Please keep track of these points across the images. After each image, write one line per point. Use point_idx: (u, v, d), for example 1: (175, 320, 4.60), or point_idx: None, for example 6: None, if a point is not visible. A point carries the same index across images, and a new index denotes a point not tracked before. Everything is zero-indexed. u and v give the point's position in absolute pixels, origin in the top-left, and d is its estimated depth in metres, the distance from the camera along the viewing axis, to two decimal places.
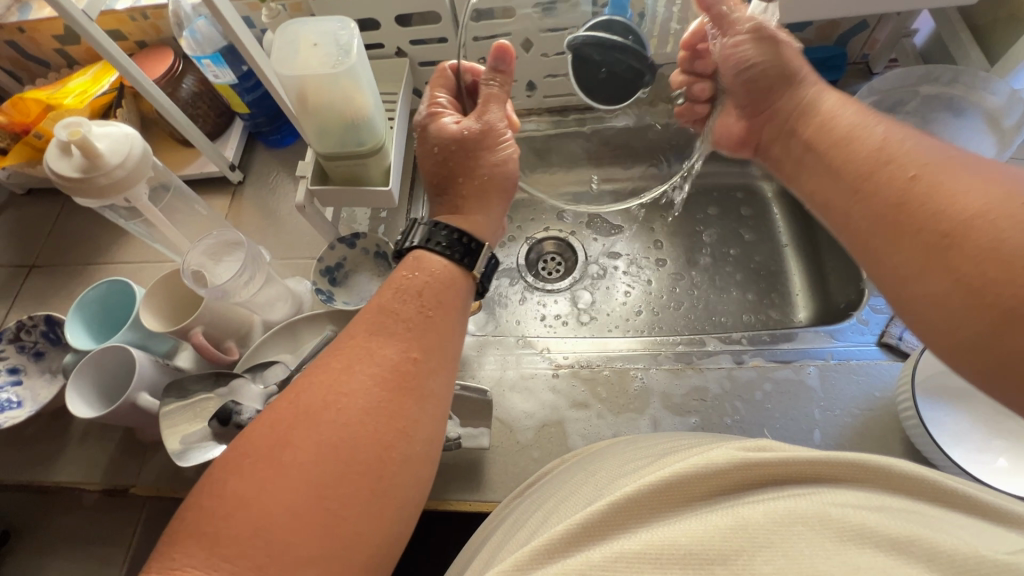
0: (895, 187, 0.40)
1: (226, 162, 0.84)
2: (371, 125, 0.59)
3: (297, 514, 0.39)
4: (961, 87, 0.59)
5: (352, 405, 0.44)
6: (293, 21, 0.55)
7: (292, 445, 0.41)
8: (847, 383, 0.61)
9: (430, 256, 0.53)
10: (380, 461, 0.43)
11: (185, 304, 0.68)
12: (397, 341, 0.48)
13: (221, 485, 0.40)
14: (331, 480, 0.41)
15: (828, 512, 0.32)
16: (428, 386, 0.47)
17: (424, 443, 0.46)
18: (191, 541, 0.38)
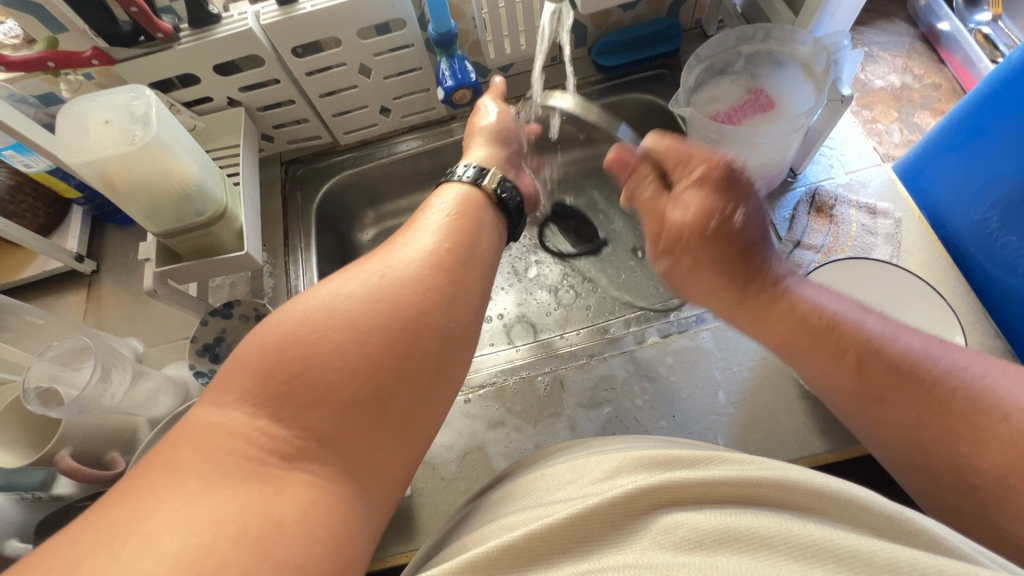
0: (897, 379, 0.39)
1: (70, 254, 0.76)
2: (205, 191, 0.54)
3: (352, 360, 0.37)
4: (775, 42, 0.62)
5: (403, 280, 0.42)
6: (77, 101, 0.50)
7: (349, 298, 0.40)
8: (740, 338, 0.63)
9: (476, 193, 0.55)
10: (425, 328, 0.40)
11: (44, 425, 0.61)
12: (426, 240, 0.46)
13: (271, 326, 0.38)
14: (377, 336, 0.38)
15: (785, 539, 0.30)
16: (466, 276, 0.46)
17: (462, 324, 0.43)
18: (241, 374, 0.36)
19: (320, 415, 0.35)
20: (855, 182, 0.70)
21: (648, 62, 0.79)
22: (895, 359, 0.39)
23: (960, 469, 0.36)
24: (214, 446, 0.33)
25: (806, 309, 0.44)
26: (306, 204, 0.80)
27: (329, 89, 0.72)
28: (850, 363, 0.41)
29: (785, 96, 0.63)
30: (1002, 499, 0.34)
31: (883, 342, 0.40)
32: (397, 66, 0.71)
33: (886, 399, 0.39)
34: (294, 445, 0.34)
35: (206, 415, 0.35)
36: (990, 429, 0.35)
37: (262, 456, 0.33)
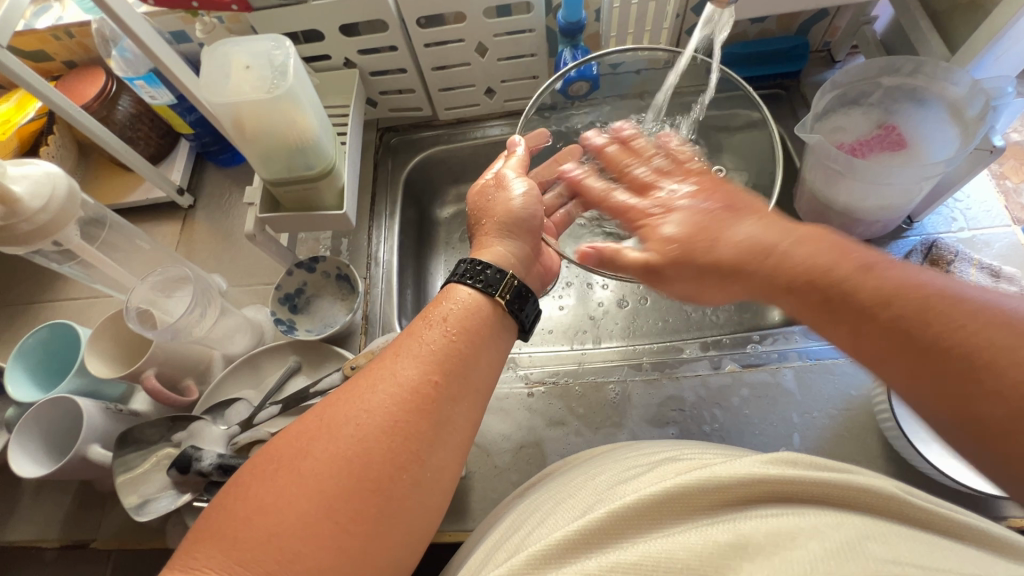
0: (894, 331, 0.33)
1: (173, 186, 0.80)
2: (319, 147, 0.56)
3: (309, 531, 0.34)
4: (923, 77, 0.58)
5: (363, 428, 0.38)
6: (224, 43, 0.52)
7: (310, 456, 0.37)
8: (824, 383, 0.60)
9: (461, 289, 0.48)
10: (389, 490, 0.37)
11: (134, 343, 0.64)
12: (419, 365, 0.42)
13: (248, 486, 0.36)
14: (343, 500, 0.36)
15: (822, 533, 0.30)
16: (451, 413, 0.41)
17: (438, 469, 0.40)
18: (211, 544, 0.34)
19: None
20: (977, 241, 0.66)
21: (766, 79, 0.77)
22: (884, 312, 0.33)
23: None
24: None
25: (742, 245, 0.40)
26: (396, 173, 0.82)
27: (441, 63, 0.72)
28: (780, 289, 0.38)
29: (919, 137, 0.59)
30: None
31: (858, 291, 0.34)
32: (512, 49, 0.70)
33: (892, 353, 0.33)
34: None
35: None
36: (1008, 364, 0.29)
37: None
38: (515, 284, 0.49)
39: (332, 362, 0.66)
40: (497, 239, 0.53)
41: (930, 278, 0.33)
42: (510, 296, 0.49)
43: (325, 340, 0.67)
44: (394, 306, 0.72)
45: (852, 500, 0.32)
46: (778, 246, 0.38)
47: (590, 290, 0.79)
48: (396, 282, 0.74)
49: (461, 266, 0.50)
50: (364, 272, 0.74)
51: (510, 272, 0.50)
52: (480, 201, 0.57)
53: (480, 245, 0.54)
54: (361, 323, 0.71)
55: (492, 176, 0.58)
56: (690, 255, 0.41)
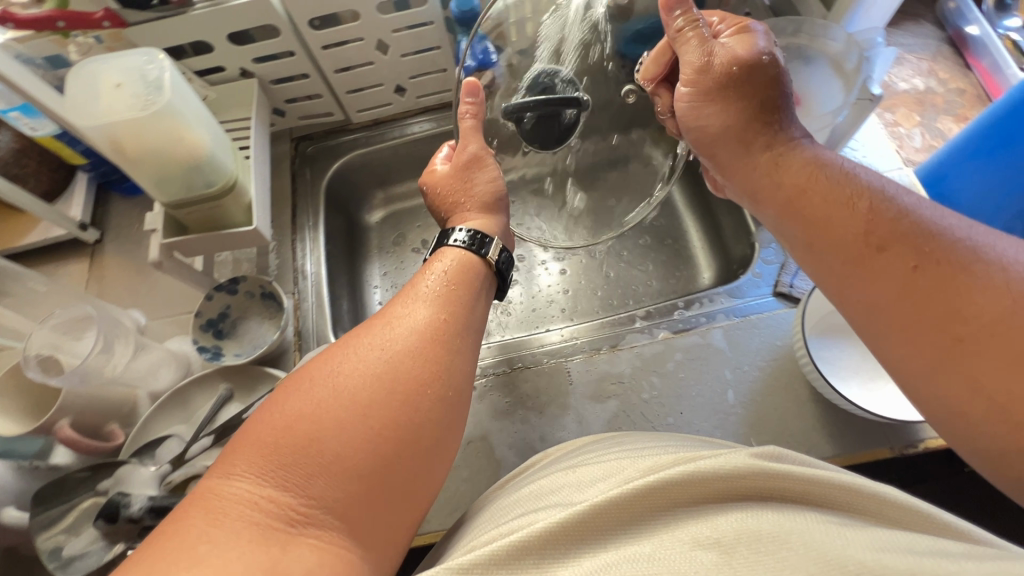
0: (861, 245, 0.40)
1: (74, 222, 0.74)
2: (216, 162, 0.53)
3: (350, 433, 0.36)
4: (805, 36, 0.60)
5: (394, 349, 0.42)
6: (90, 61, 0.49)
7: (342, 373, 0.39)
8: (752, 337, 0.63)
9: (451, 250, 0.53)
10: (419, 398, 0.40)
11: (42, 394, 0.60)
12: (426, 305, 0.46)
13: (275, 407, 0.38)
14: (379, 411, 0.38)
15: (809, 536, 0.29)
16: (462, 344, 0.45)
17: (458, 390, 0.43)
18: (249, 453, 0.35)
19: (331, 487, 0.35)
20: None
21: None
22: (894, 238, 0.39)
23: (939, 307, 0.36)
24: (231, 514, 0.32)
25: (797, 162, 0.47)
26: (315, 182, 0.79)
27: (344, 65, 0.70)
28: (786, 187, 0.47)
29: (809, 92, 0.61)
30: (981, 348, 0.34)
31: (887, 202, 0.41)
32: (415, 43, 0.69)
33: (858, 262, 0.40)
34: (298, 513, 0.33)
35: (214, 486, 0.34)
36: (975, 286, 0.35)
37: (267, 521, 0.32)
38: (497, 244, 0.54)
39: (265, 384, 0.64)
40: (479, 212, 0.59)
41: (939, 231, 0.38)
42: (497, 256, 0.54)
43: (256, 362, 0.65)
44: (328, 318, 0.70)
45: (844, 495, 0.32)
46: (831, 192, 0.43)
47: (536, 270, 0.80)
48: (327, 293, 0.72)
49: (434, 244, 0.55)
50: (291, 288, 0.72)
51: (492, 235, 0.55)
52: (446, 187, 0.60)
53: (462, 221, 0.59)
54: (293, 339, 0.68)
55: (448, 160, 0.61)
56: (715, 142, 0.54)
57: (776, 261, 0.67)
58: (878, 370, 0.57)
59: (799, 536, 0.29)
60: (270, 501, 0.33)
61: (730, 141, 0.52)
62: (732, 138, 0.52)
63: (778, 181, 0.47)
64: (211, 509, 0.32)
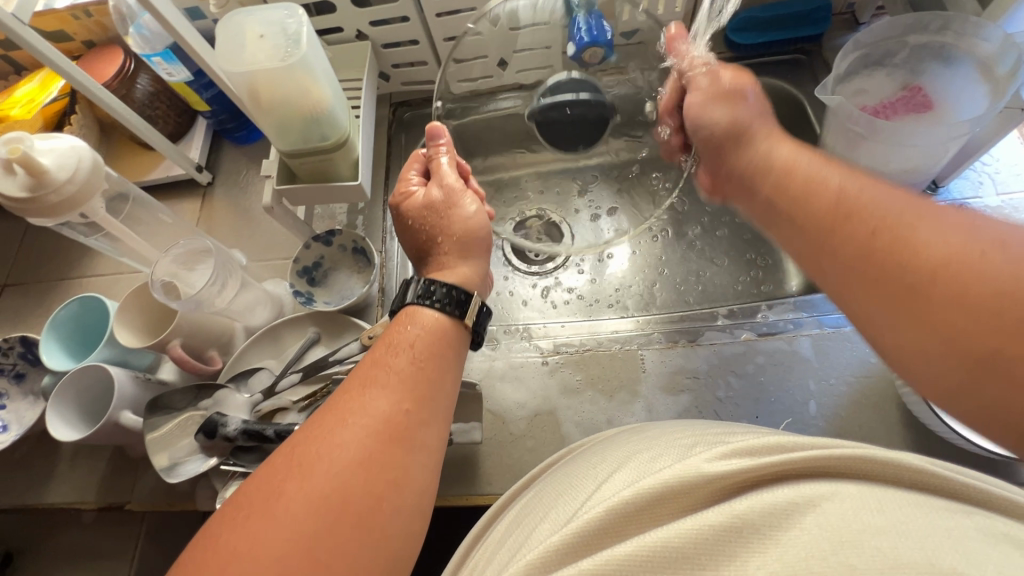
0: (982, 304, 0.32)
1: (192, 164, 0.81)
2: (334, 118, 0.56)
3: (282, 563, 0.35)
4: (952, 34, 0.56)
5: (339, 456, 0.39)
6: (238, 13, 0.53)
7: (285, 494, 0.37)
8: (842, 350, 0.60)
9: (424, 311, 0.49)
10: (369, 518, 0.38)
11: (160, 315, 0.66)
12: (393, 390, 0.43)
13: (220, 535, 0.36)
14: (325, 530, 0.36)
15: (832, 516, 0.30)
16: (421, 437, 0.43)
17: (415, 488, 0.41)
18: None
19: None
20: (1007, 206, 0.63)
21: (787, 45, 0.74)
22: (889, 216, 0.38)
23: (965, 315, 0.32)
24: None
25: (825, 208, 0.42)
26: (410, 147, 0.82)
27: (454, 33, 0.71)
28: (833, 259, 0.41)
29: (947, 97, 0.57)
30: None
31: (911, 259, 0.35)
32: (525, 16, 0.69)
33: (888, 296, 0.36)
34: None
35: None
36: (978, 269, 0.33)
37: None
38: (478, 304, 0.51)
39: (351, 332, 0.68)
40: (462, 260, 0.55)
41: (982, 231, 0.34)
42: (476, 317, 0.51)
43: (343, 311, 0.68)
44: (410, 278, 0.73)
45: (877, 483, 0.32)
46: (845, 194, 0.41)
47: (608, 257, 0.79)
48: (411, 255, 0.75)
49: (400, 299, 0.51)
50: (380, 246, 0.75)
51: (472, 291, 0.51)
52: (428, 217, 0.56)
53: (439, 266, 0.55)
54: (377, 295, 0.72)
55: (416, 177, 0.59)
56: (737, 179, 0.54)
57: None
58: None
59: (820, 515, 0.30)
60: None
61: (799, 234, 0.44)
62: (771, 167, 0.49)
63: (788, 225, 0.45)
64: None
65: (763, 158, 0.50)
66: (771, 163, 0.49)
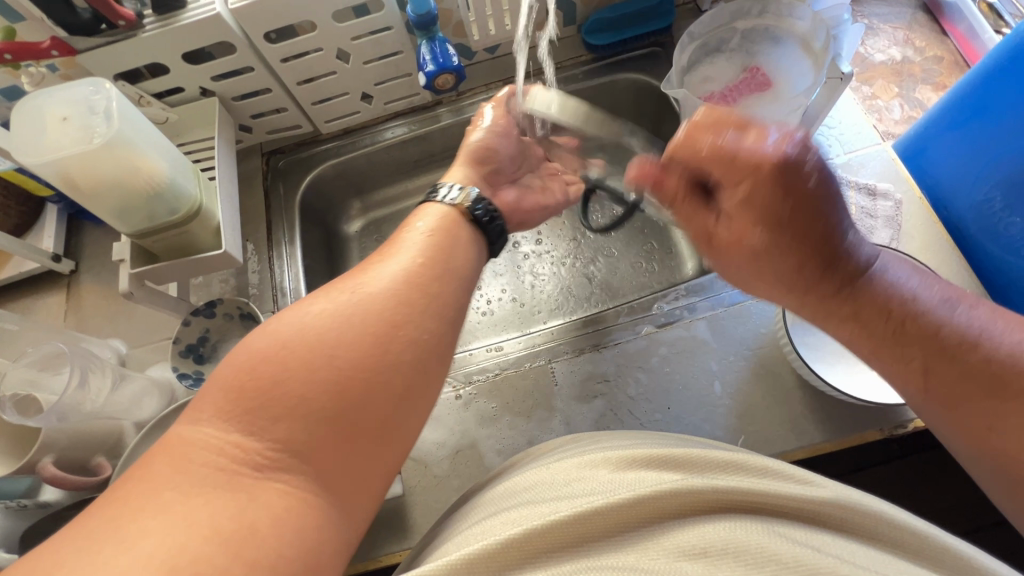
0: (993, 372, 0.36)
1: (46, 254, 0.73)
2: (177, 188, 0.52)
3: (318, 380, 0.36)
4: (772, 16, 0.60)
5: (368, 289, 0.42)
6: (34, 96, 0.48)
7: (315, 313, 0.39)
8: (736, 326, 0.62)
9: (438, 206, 0.53)
10: (395, 340, 0.40)
11: (26, 432, 0.59)
12: (420, 252, 0.47)
13: (245, 346, 0.37)
14: (366, 351, 0.38)
15: (767, 552, 0.30)
16: (441, 293, 0.45)
17: (436, 335, 0.43)
18: (208, 397, 0.35)
19: (297, 428, 0.35)
20: (854, 163, 0.68)
21: (640, 40, 0.77)
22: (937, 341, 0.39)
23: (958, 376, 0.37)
24: (194, 460, 0.33)
25: (800, 250, 0.42)
26: (289, 196, 0.78)
27: (307, 76, 0.68)
28: (846, 316, 0.42)
29: (782, 73, 0.60)
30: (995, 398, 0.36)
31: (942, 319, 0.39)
32: (377, 48, 0.67)
33: (901, 349, 0.40)
34: (265, 455, 0.34)
35: (182, 435, 0.34)
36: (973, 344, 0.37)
37: (236, 468, 0.33)
38: (482, 202, 0.54)
39: None
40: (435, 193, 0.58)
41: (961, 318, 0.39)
42: (472, 204, 0.54)
43: None
44: None
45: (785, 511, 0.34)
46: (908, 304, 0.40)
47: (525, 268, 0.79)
48: None
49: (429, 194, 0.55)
50: (271, 306, 0.71)
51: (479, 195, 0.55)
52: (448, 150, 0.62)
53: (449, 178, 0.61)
54: None
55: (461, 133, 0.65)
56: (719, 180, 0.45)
57: None
58: None
59: (788, 554, 0.30)
60: (234, 446, 0.34)
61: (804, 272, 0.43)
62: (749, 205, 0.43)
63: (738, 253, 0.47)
64: (176, 459, 0.33)
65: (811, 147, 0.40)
66: (754, 177, 0.41)
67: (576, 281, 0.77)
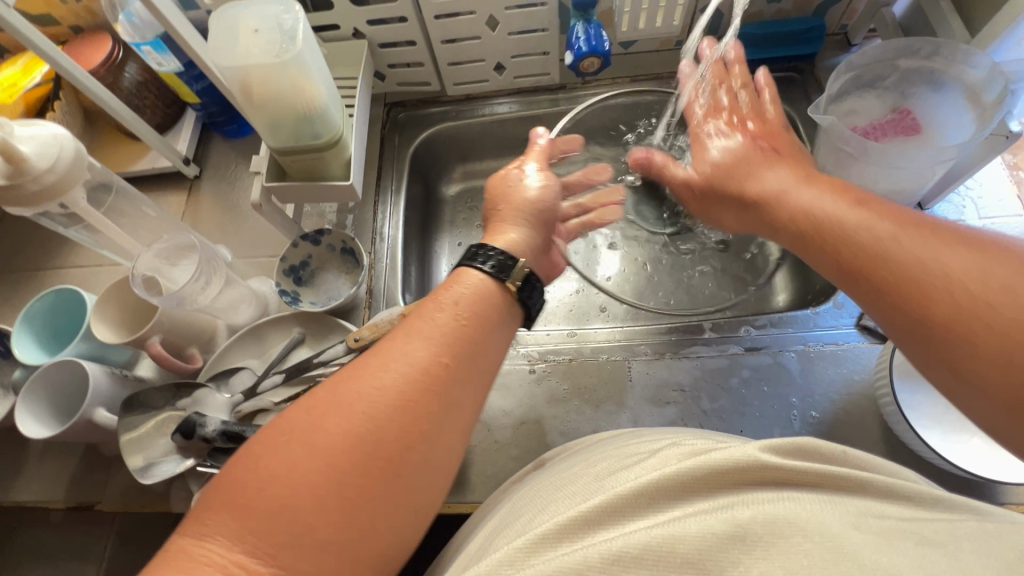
0: (901, 285, 0.37)
1: (179, 156, 0.79)
2: (327, 116, 0.55)
3: (322, 506, 0.33)
4: (941, 60, 0.57)
5: (376, 390, 0.37)
6: (233, 8, 0.52)
7: (323, 430, 0.35)
8: (827, 367, 0.60)
9: (470, 272, 0.47)
10: (400, 468, 0.36)
11: (141, 309, 0.64)
12: (439, 340, 0.41)
13: (259, 457, 0.34)
14: (355, 478, 0.34)
15: (822, 525, 0.29)
16: (461, 393, 0.40)
17: (444, 450, 0.39)
18: (219, 516, 0.32)
19: (300, 556, 0.32)
20: (988, 230, 0.64)
21: (780, 62, 0.75)
22: (904, 255, 0.38)
23: (907, 292, 0.37)
24: None
25: (789, 226, 0.47)
26: (402, 148, 0.81)
27: (452, 36, 0.71)
28: (827, 251, 0.43)
29: (933, 121, 0.59)
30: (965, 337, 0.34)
31: (889, 263, 0.38)
32: (523, 22, 0.69)
33: (890, 298, 0.38)
34: None
35: (191, 547, 0.32)
36: (927, 270, 0.36)
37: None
38: (520, 267, 0.48)
39: (337, 334, 0.67)
40: (512, 226, 0.53)
41: (983, 238, 0.36)
42: (520, 283, 0.48)
43: (329, 312, 0.67)
44: (399, 281, 0.72)
45: (843, 485, 0.33)
46: (892, 239, 0.39)
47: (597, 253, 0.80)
48: (401, 258, 0.74)
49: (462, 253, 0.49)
50: (369, 247, 0.74)
51: (517, 257, 0.49)
52: (497, 188, 0.57)
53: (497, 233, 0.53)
54: (365, 297, 0.71)
55: (512, 167, 0.59)
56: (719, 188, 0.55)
57: None
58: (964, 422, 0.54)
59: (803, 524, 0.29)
60: (240, 570, 0.31)
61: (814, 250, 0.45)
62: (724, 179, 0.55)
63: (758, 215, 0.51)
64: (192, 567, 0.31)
65: (779, 195, 0.49)
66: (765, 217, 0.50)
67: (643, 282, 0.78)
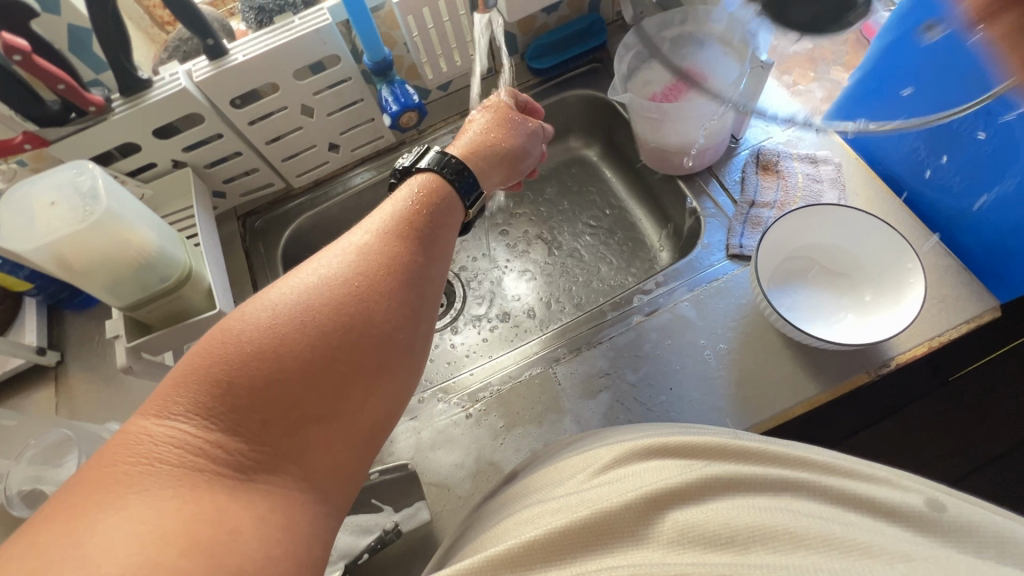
0: None
1: (31, 348, 0.72)
2: (166, 256, 0.53)
3: (306, 381, 0.38)
4: (693, 22, 0.67)
5: (351, 280, 0.42)
6: (20, 186, 0.49)
7: (311, 309, 0.39)
8: (718, 303, 0.65)
9: (424, 176, 0.51)
10: (383, 350, 0.41)
11: None
12: (394, 243, 0.45)
13: (242, 333, 0.38)
14: (342, 356, 0.39)
15: (823, 531, 0.31)
16: (428, 289, 0.46)
17: (421, 337, 0.44)
18: (195, 391, 0.36)
19: (281, 432, 0.37)
20: (792, 138, 0.75)
21: (582, 57, 0.84)
22: None
23: None
24: (172, 454, 0.34)
25: None
26: (270, 252, 0.79)
27: (275, 135, 0.71)
28: None
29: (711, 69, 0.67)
30: None
31: None
32: (338, 101, 0.71)
33: None
34: (246, 456, 0.36)
35: (149, 426, 0.35)
36: None
37: (215, 467, 0.35)
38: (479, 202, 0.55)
39: None
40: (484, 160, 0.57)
41: None
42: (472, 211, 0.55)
43: None
44: None
45: (842, 499, 0.35)
46: None
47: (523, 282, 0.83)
48: None
49: (400, 172, 0.53)
50: None
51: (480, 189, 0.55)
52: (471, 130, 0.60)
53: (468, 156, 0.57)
54: None
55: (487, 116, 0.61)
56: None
57: (722, 228, 0.71)
58: (836, 305, 0.61)
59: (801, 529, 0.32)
60: (215, 444, 0.35)
61: None
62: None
63: None
64: (147, 453, 0.34)
65: None
66: None
67: (560, 278, 0.83)
